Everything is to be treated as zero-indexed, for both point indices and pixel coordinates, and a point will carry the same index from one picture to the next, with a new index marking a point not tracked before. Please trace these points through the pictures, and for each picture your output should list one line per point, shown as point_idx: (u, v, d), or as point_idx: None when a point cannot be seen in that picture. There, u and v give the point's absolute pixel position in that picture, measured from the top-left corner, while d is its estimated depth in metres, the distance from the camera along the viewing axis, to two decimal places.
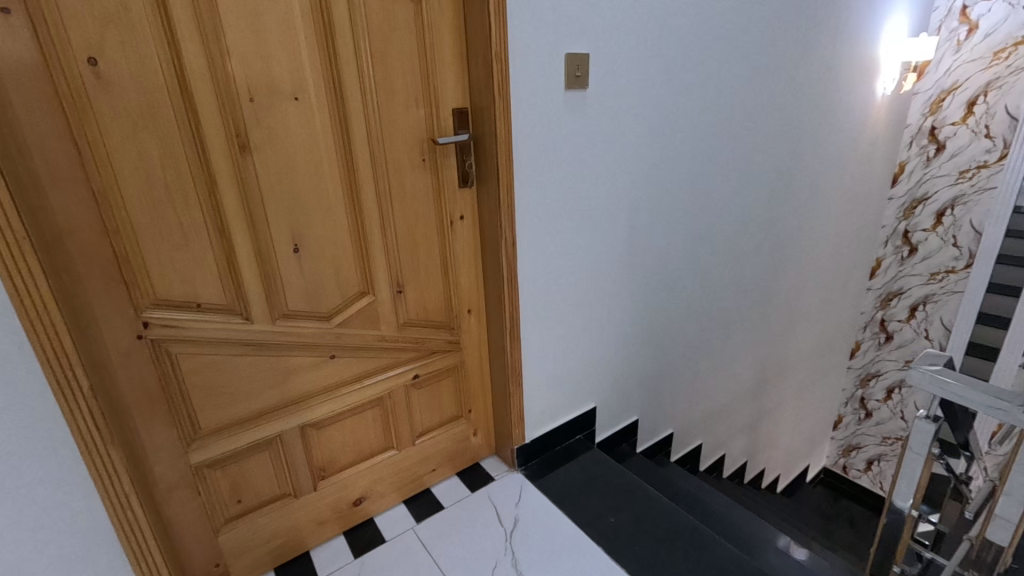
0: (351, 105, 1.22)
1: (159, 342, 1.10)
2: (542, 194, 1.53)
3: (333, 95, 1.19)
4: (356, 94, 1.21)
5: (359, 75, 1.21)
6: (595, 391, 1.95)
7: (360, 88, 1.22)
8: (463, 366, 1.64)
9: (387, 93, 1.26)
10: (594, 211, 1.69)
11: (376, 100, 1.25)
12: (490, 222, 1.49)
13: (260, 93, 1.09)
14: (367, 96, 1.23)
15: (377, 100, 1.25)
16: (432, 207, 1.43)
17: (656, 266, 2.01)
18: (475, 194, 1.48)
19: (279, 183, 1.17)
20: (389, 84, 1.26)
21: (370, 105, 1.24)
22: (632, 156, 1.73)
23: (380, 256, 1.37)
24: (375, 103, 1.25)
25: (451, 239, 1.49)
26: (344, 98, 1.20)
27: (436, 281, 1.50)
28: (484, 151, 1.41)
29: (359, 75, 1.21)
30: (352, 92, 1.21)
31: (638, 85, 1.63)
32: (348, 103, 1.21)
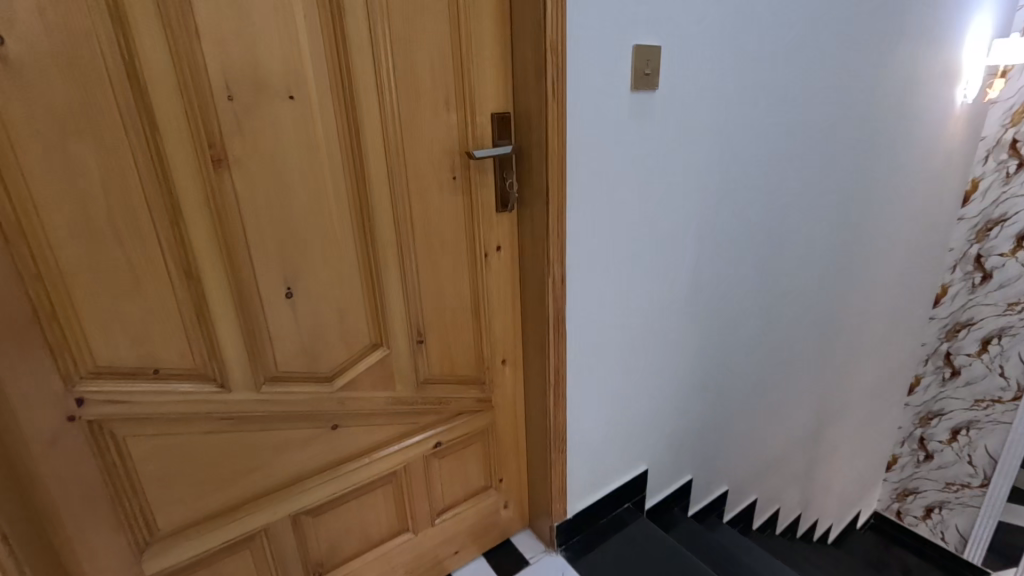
0: (365, 107, 0.93)
1: (99, 423, 0.82)
2: (597, 221, 1.23)
3: (341, 93, 0.91)
4: (371, 93, 0.93)
5: (376, 69, 0.93)
6: (647, 450, 1.64)
7: (376, 86, 0.94)
8: (495, 428, 1.34)
9: (409, 91, 0.97)
10: (655, 239, 1.39)
11: (396, 100, 0.96)
12: (534, 255, 1.19)
13: (243, 89, 0.81)
14: (385, 96, 0.95)
15: (398, 100, 0.97)
16: (464, 236, 1.14)
17: (718, 303, 1.70)
18: (516, 219, 1.19)
19: (268, 208, 0.88)
20: (412, 81, 0.97)
21: (388, 106, 0.96)
22: (700, 172, 1.43)
23: (397, 299, 1.08)
24: (395, 103, 0.96)
25: (485, 276, 1.19)
26: (356, 97, 0.92)
27: (466, 326, 1.21)
28: (530, 167, 1.12)
29: (376, 68, 0.93)
30: (366, 90, 0.93)
31: (712, 87, 1.34)
32: (360, 104, 0.93)
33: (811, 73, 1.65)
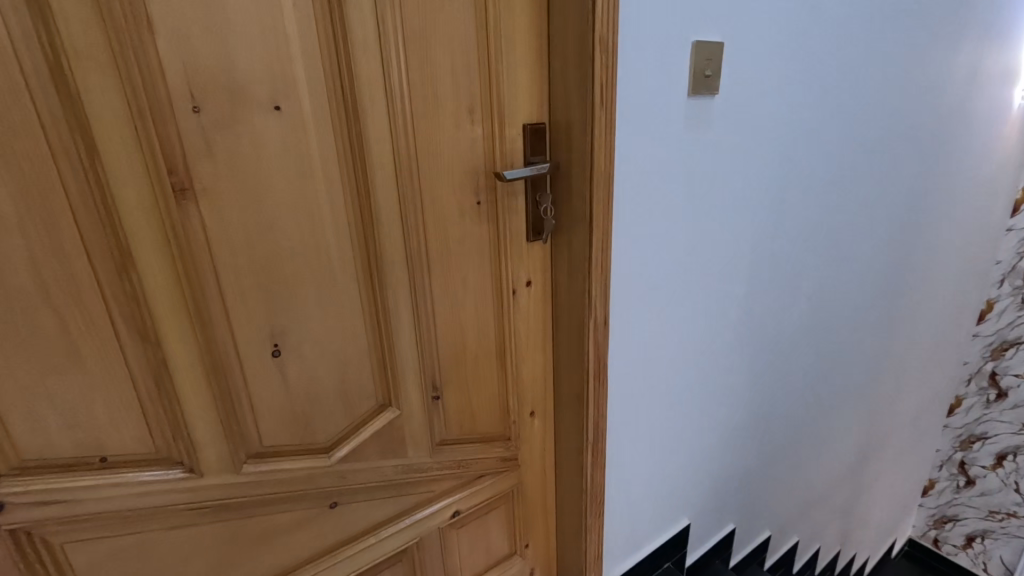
0: (370, 120, 0.74)
1: (30, 529, 0.64)
2: (644, 250, 1.04)
3: (341, 102, 0.72)
4: (379, 102, 0.75)
5: (385, 71, 0.74)
6: (688, 501, 1.45)
7: (385, 93, 0.75)
8: (521, 488, 1.15)
9: (425, 99, 0.79)
10: (706, 267, 1.20)
11: (410, 111, 0.78)
12: (571, 292, 1.00)
13: (213, 99, 0.63)
14: (395, 107, 0.76)
15: (412, 111, 0.78)
16: (489, 272, 0.95)
17: (767, 334, 1.51)
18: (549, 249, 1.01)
19: (248, 249, 0.70)
20: (428, 86, 0.78)
21: (401, 119, 0.77)
22: (757, 188, 1.24)
23: (410, 351, 0.89)
24: (408, 115, 0.78)
25: (512, 317, 1.00)
26: (359, 106, 0.73)
27: (490, 377, 1.02)
28: (569, 189, 0.93)
29: (385, 71, 0.74)
30: (372, 98, 0.74)
31: (776, 91, 1.14)
32: (365, 115, 0.74)
33: (873, 73, 1.45)
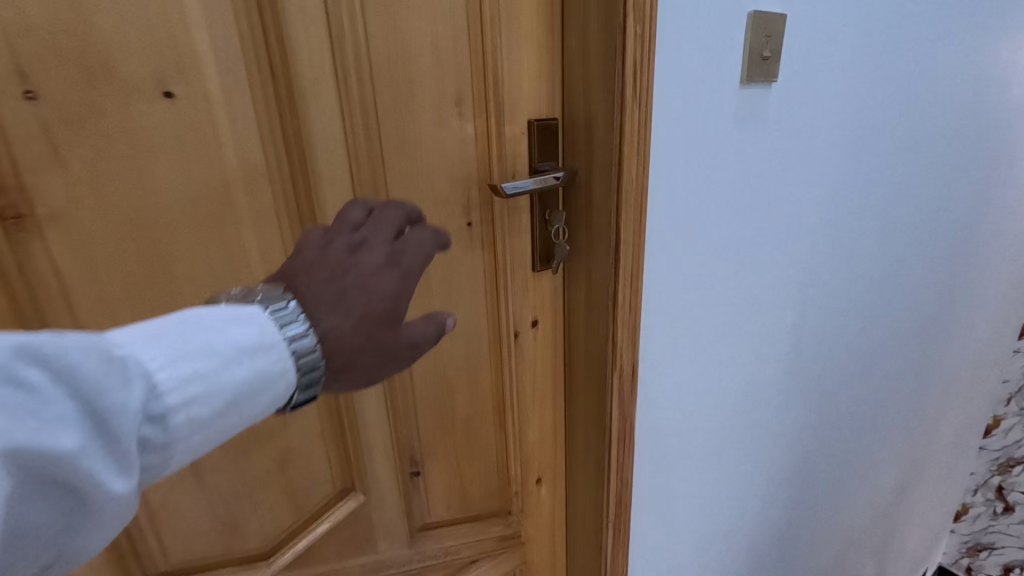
0: (313, 116, 0.53)
1: None
2: (681, 279, 0.82)
3: (270, 92, 0.51)
4: (326, 90, 0.53)
5: (335, 47, 0.53)
6: (716, 560, 1.26)
7: (335, 78, 0.54)
8: (525, 569, 0.93)
9: (394, 87, 0.57)
10: (757, 297, 0.97)
11: (372, 103, 0.57)
12: (589, 336, 0.78)
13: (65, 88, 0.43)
14: (351, 98, 0.55)
15: (376, 104, 0.57)
16: (483, 312, 0.74)
17: (821, 371, 1.27)
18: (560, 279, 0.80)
19: (133, 298, 0.50)
20: (397, 69, 0.57)
21: (359, 114, 0.56)
22: (822, 198, 1.00)
23: (377, 420, 0.68)
24: (371, 108, 0.57)
25: (515, 367, 0.79)
26: (297, 96, 0.52)
27: (487, 440, 0.81)
28: (590, 207, 0.71)
29: (334, 47, 0.53)
30: (315, 85, 0.53)
31: (840, 79, 0.92)
32: (307, 109, 0.53)
33: (976, 55, 1.16)
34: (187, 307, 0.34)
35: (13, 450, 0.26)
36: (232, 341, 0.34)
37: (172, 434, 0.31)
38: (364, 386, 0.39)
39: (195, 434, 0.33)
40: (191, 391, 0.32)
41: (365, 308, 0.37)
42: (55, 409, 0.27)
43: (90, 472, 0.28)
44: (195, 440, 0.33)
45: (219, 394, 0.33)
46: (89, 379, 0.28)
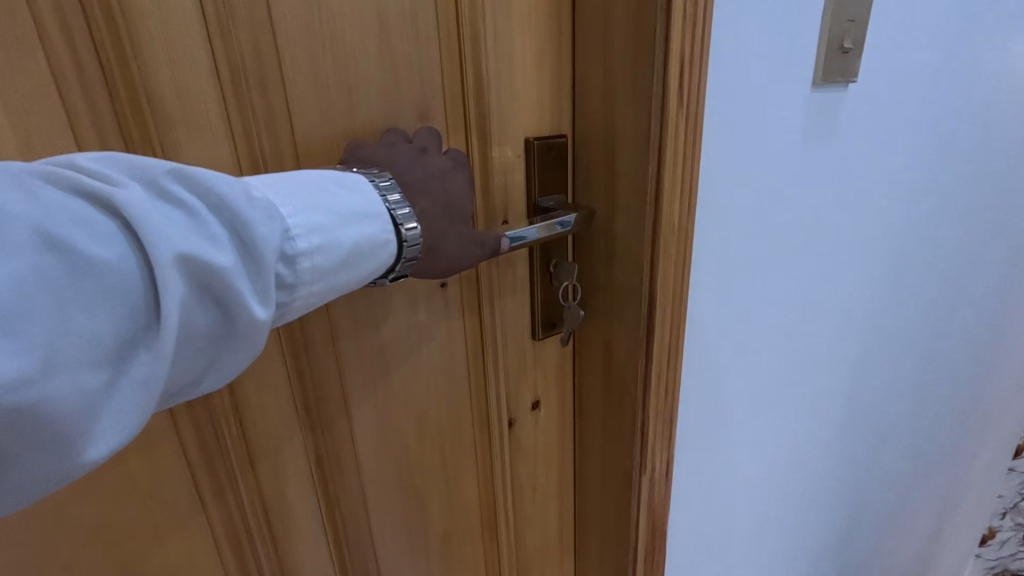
0: (190, 148, 0.35)
1: None
2: (719, 342, 0.64)
3: (111, 115, 0.32)
4: (211, 108, 0.35)
5: (221, 42, 0.34)
6: None
7: (223, 87, 0.35)
8: None
9: (324, 99, 0.39)
10: (807, 351, 0.79)
11: (288, 125, 0.38)
12: (609, 427, 0.59)
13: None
14: (253, 119, 0.36)
15: (295, 125, 0.38)
16: (468, 401, 0.55)
17: (882, 427, 1.07)
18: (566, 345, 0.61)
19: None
20: (327, 73, 0.38)
21: (268, 142, 0.37)
22: (887, 226, 0.82)
23: (317, 560, 0.49)
24: (287, 133, 0.38)
25: (510, 464, 0.60)
26: (160, 119, 0.33)
27: (474, 558, 0.62)
28: (612, 259, 0.51)
29: (218, 41, 0.34)
30: (191, 103, 0.34)
31: (923, 81, 0.74)
32: (179, 139, 0.34)
33: None
34: (309, 169, 0.34)
35: (183, 255, 0.27)
36: (349, 204, 0.34)
37: (300, 278, 0.32)
38: (442, 274, 0.40)
39: (318, 280, 0.33)
40: (318, 241, 0.32)
41: (448, 195, 0.39)
42: (214, 231, 0.29)
43: (237, 295, 0.29)
44: (320, 287, 0.33)
45: (342, 245, 0.33)
46: (240, 209, 0.29)
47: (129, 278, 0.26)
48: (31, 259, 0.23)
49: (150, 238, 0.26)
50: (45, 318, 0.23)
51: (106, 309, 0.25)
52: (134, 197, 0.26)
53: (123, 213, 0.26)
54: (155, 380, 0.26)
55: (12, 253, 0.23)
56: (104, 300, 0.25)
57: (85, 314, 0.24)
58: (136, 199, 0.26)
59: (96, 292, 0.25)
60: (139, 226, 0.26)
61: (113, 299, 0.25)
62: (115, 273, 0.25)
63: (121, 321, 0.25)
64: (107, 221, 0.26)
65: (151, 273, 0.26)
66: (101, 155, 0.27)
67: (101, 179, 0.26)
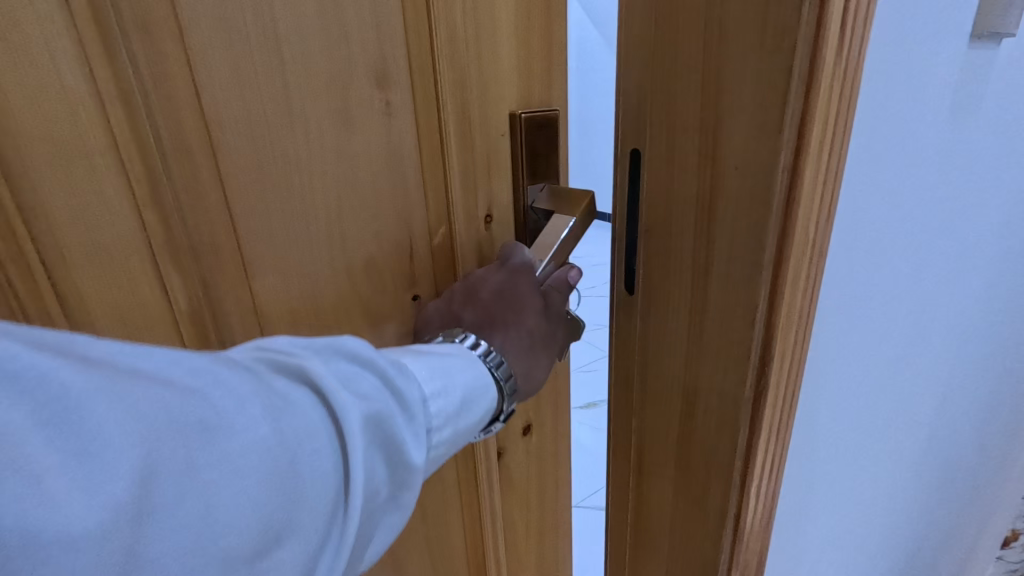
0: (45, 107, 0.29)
1: None
2: (817, 392, 0.48)
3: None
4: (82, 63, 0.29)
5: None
6: None
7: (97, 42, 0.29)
8: None
9: (240, 60, 0.32)
10: (913, 389, 0.63)
11: (190, 94, 0.32)
12: (685, 512, 0.44)
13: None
14: (138, 89, 0.31)
15: (203, 100, 0.32)
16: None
17: (976, 468, 0.89)
18: (617, 382, 0.47)
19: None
20: (243, 22, 0.32)
21: (162, 116, 0.32)
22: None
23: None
24: (190, 97, 0.32)
25: (498, 481, 0.54)
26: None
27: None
28: (706, 291, 0.36)
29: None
30: (30, 47, 0.28)
31: None
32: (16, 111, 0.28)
33: None
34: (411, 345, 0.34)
35: (371, 415, 0.26)
36: (457, 365, 0.33)
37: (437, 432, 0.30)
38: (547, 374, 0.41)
39: (445, 428, 0.31)
40: (449, 396, 0.31)
41: (514, 307, 0.39)
42: (374, 390, 0.27)
43: (403, 444, 0.27)
44: (447, 436, 0.31)
45: (458, 391, 0.32)
46: (388, 370, 0.28)
47: (330, 447, 0.24)
48: (262, 438, 0.21)
49: (343, 403, 0.25)
50: (272, 495, 0.21)
51: (322, 480, 0.23)
52: (325, 368, 0.25)
53: (319, 381, 0.25)
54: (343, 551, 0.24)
55: (250, 424, 0.21)
56: (319, 473, 0.23)
57: (311, 486, 0.23)
58: (323, 369, 0.25)
59: (312, 464, 0.23)
60: (334, 394, 0.25)
61: (324, 472, 0.23)
62: (325, 443, 0.24)
63: (331, 492, 0.23)
64: (305, 395, 0.24)
65: (350, 439, 0.24)
66: (276, 342, 0.26)
67: (288, 356, 0.25)
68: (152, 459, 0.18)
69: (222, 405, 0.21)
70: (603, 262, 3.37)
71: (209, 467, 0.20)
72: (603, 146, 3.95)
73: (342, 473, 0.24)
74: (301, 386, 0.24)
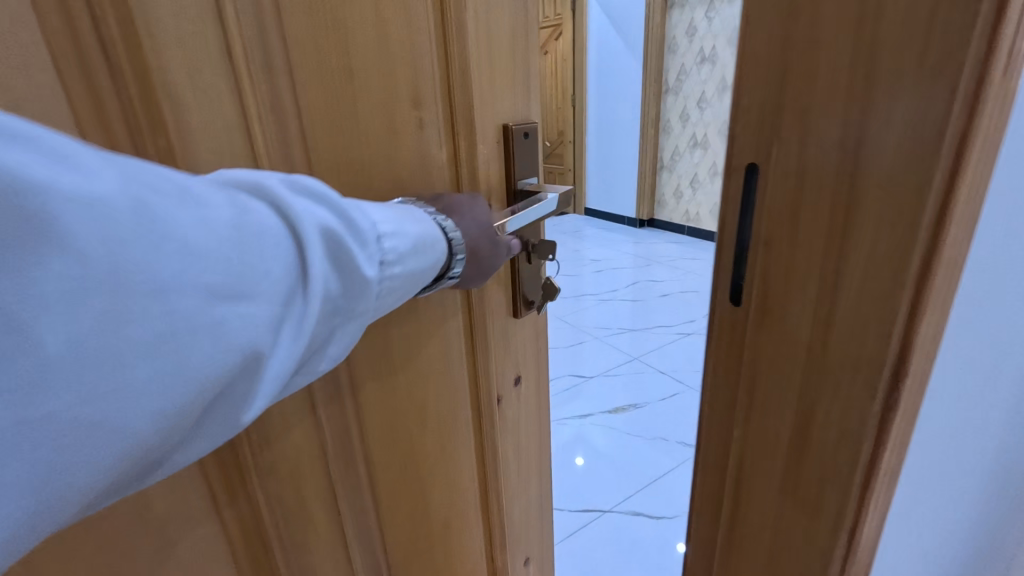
0: (198, 111, 0.31)
1: None
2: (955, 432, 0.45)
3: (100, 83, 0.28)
4: (216, 77, 0.31)
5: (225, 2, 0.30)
6: None
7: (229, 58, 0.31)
8: None
9: (326, 80, 0.36)
10: None
11: (297, 113, 0.35)
12: (786, 528, 0.45)
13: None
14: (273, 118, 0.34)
15: (307, 123, 0.36)
16: (459, 363, 0.51)
17: None
18: (717, 392, 0.48)
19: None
20: (330, 48, 0.35)
21: (286, 139, 0.35)
22: None
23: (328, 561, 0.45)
24: (292, 102, 0.35)
25: (495, 430, 0.56)
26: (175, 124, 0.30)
27: (461, 542, 0.58)
28: (832, 307, 0.37)
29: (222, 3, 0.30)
30: (205, 92, 0.31)
31: None
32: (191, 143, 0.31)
33: None
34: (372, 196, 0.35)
35: (320, 227, 0.28)
36: (411, 217, 0.34)
37: (391, 271, 0.32)
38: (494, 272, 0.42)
39: (401, 267, 0.32)
40: (403, 241, 0.32)
41: (468, 206, 0.40)
42: (326, 216, 0.28)
43: (356, 264, 0.29)
44: (402, 274, 0.32)
45: (414, 236, 0.33)
46: (340, 199, 0.29)
47: (281, 245, 0.26)
48: (217, 220, 0.24)
49: (295, 214, 0.27)
50: (221, 274, 0.24)
51: (273, 275, 0.26)
52: (278, 185, 0.27)
53: (268, 191, 0.27)
54: (295, 349, 0.27)
55: (201, 208, 0.24)
56: (270, 267, 0.25)
57: (257, 278, 0.25)
58: (275, 185, 0.27)
59: (263, 258, 0.25)
60: (286, 205, 0.27)
61: (272, 265, 0.26)
62: (276, 245, 0.26)
63: (275, 289, 0.26)
64: (258, 205, 0.26)
65: (301, 243, 0.27)
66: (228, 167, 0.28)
67: (237, 176, 0.27)
68: (119, 200, 0.21)
69: (179, 190, 0.23)
70: (625, 266, 3.36)
71: (166, 233, 0.22)
72: (627, 150, 3.93)
73: (292, 276, 0.27)
74: (256, 200, 0.27)
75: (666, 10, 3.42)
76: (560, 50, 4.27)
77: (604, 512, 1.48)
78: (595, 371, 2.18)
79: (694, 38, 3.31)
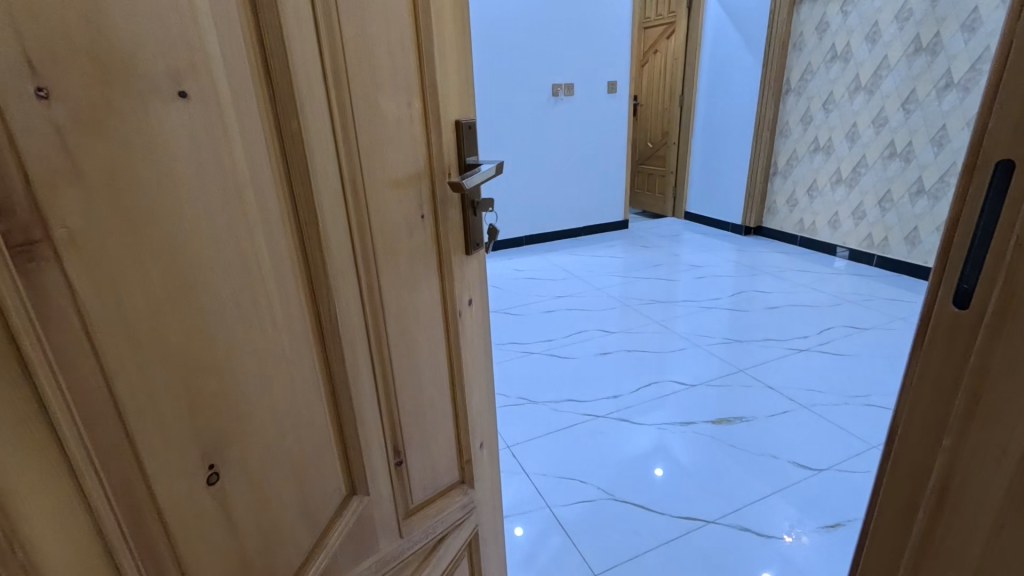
0: (312, 121, 0.45)
1: None
2: None
3: (259, 86, 0.40)
4: (316, 90, 0.45)
5: (320, 26, 0.44)
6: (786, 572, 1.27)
7: (323, 75, 0.46)
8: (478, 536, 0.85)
9: (367, 88, 0.51)
10: None
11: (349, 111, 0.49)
12: (1005, 545, 0.42)
13: (68, 69, 0.27)
14: (338, 115, 0.48)
15: (354, 115, 0.50)
16: (433, 267, 0.67)
17: None
18: (924, 397, 0.47)
19: (172, 358, 0.35)
20: (365, 69, 0.50)
21: (352, 132, 0.50)
22: None
23: (375, 428, 0.59)
24: (350, 104, 0.49)
25: (455, 333, 0.73)
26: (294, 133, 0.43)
27: (440, 403, 0.73)
28: None
29: (318, 27, 0.44)
30: (310, 109, 0.45)
31: None
32: (309, 144, 0.45)
33: None
34: None
35: None
36: None
37: None
38: None
39: None
40: None
41: None
42: None
43: None
44: None
45: None
46: None
47: None
48: None
49: None
50: None
51: None
52: None
53: None
54: None
55: None
56: None
57: None
58: None
59: None
60: None
61: None
62: None
63: None
64: None
65: None
66: None
67: None
68: None
69: None
70: (726, 274, 3.22)
71: None
72: (736, 153, 3.75)
73: None
74: None
75: (793, 6, 3.22)
76: (670, 49, 4.18)
77: (707, 522, 1.43)
78: (697, 379, 2.12)
79: (824, 34, 3.09)
